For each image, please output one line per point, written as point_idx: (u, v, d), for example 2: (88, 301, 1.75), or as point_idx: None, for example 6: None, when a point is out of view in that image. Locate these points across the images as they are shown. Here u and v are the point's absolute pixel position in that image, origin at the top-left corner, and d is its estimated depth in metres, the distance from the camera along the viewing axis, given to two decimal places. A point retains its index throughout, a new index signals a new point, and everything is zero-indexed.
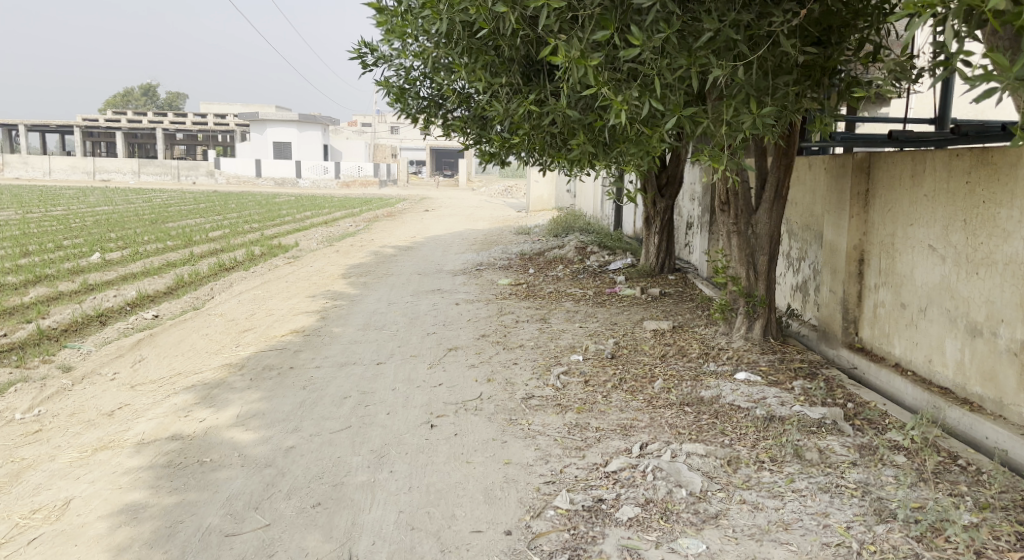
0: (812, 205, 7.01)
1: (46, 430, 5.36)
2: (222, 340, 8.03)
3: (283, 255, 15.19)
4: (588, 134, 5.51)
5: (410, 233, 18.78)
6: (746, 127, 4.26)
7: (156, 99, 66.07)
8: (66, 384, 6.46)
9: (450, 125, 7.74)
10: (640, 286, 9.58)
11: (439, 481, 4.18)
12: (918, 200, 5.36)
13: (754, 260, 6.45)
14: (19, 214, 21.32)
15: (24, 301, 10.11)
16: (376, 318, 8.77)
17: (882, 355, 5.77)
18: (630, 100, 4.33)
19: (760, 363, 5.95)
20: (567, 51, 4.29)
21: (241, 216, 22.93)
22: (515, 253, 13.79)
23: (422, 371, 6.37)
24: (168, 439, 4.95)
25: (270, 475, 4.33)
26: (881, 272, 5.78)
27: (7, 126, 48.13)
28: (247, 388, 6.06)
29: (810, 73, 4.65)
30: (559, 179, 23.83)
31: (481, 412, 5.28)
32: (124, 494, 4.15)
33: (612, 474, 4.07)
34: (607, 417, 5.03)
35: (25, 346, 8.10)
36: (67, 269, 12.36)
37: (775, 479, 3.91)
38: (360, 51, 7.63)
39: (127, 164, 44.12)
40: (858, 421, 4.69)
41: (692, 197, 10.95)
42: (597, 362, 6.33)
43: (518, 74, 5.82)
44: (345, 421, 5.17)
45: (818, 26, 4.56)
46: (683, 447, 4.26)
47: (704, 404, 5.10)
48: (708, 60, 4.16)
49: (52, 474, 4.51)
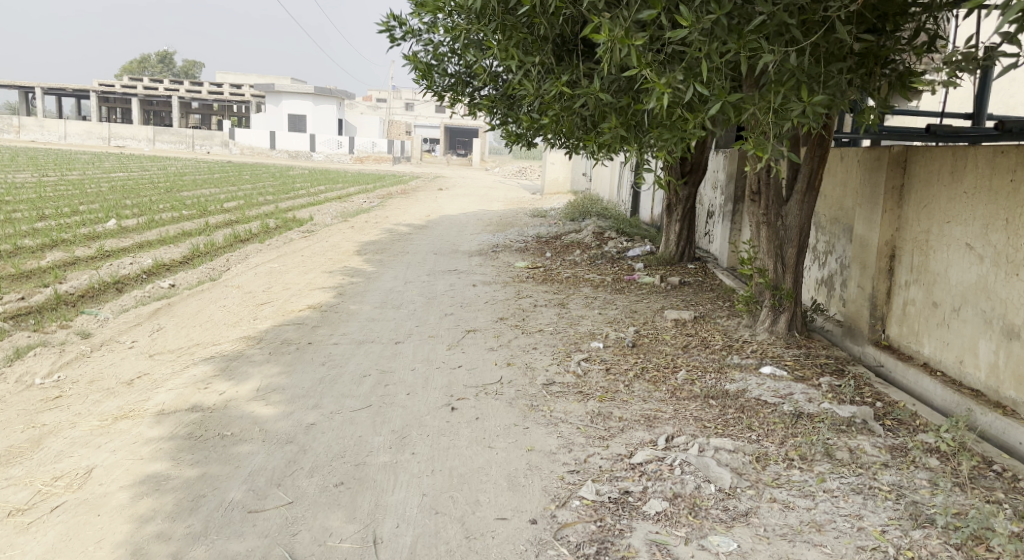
0: (842, 198, 6.89)
1: (67, 397, 5.34)
2: (240, 312, 8.00)
3: (298, 228, 15.14)
4: (619, 118, 5.39)
5: (425, 212, 18.69)
6: (794, 115, 4.14)
7: (173, 66, 65.81)
8: (85, 351, 6.45)
9: (477, 104, 7.64)
10: (659, 274, 9.48)
11: (462, 465, 4.13)
12: (957, 197, 5.24)
13: (782, 252, 6.35)
14: (34, 176, 21.34)
15: (42, 265, 10.10)
16: (393, 297, 8.71)
17: (910, 354, 5.68)
18: (673, 83, 4.22)
19: (785, 358, 5.87)
20: (610, 31, 4.18)
21: (256, 187, 22.87)
22: (531, 236, 13.69)
23: (441, 352, 6.32)
24: (189, 410, 4.92)
25: (292, 452, 4.29)
26: (913, 270, 5.67)
27: (24, 89, 48.16)
28: (266, 362, 6.02)
29: (863, 62, 4.54)
30: (575, 163, 23.68)
31: (503, 396, 5.23)
32: (146, 465, 4.12)
33: (638, 466, 4.01)
34: (630, 407, 4.97)
35: (44, 311, 8.09)
36: (84, 235, 12.35)
37: (806, 477, 3.85)
38: (389, 23, 7.52)
39: (143, 130, 44.11)
40: (889, 421, 4.62)
41: (715, 186, 10.82)
42: (618, 350, 6.26)
43: (551, 53, 5.69)
44: (365, 400, 5.13)
45: (873, 12, 4.43)
46: (710, 440, 4.20)
47: (730, 397, 5.02)
48: (759, 44, 4.04)
49: (73, 441, 4.49)
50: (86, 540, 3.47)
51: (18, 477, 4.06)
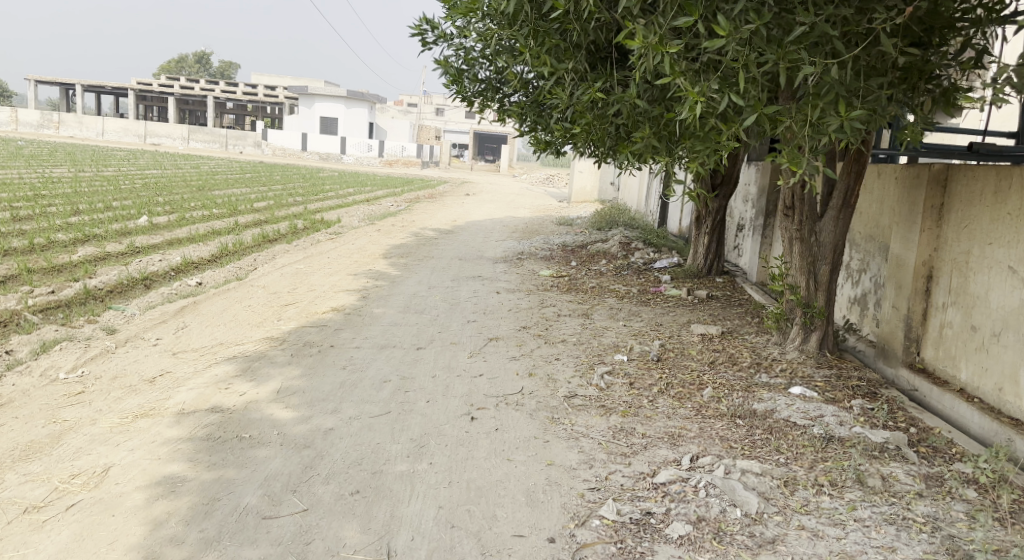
0: (878, 215, 6.71)
1: (89, 393, 5.35)
2: (264, 312, 7.99)
3: (326, 230, 15.18)
4: (652, 127, 5.29)
5: (452, 217, 18.68)
6: (831, 130, 4.01)
7: (210, 67, 66.75)
8: (109, 347, 6.48)
9: (507, 110, 7.59)
10: (686, 287, 9.33)
11: (480, 478, 4.05)
12: (1001, 218, 5.07)
13: (814, 269, 6.18)
14: (71, 172, 21.69)
15: (73, 260, 10.21)
16: (417, 302, 8.66)
17: (946, 379, 5.50)
18: (708, 92, 4.13)
19: (815, 378, 5.71)
20: (644, 38, 4.11)
21: (286, 188, 23.02)
22: (557, 244, 13.59)
23: (462, 360, 6.25)
24: (209, 411, 4.89)
25: (309, 457, 4.23)
26: (950, 291, 5.49)
27: (64, 86, 49.09)
28: (288, 364, 5.99)
29: (905, 76, 4.39)
30: (604, 172, 23.56)
31: (523, 407, 5.14)
32: (164, 466, 4.09)
33: (661, 486, 3.90)
34: (654, 424, 4.85)
35: (72, 305, 8.15)
36: (115, 230, 12.48)
37: (836, 505, 3.72)
38: (421, 27, 7.49)
39: (177, 129, 44.77)
40: (923, 448, 4.46)
41: (746, 199, 10.66)
42: (643, 364, 6.14)
43: (584, 61, 5.61)
44: (385, 406, 5.07)
45: (920, 25, 4.29)
46: (737, 463, 4.08)
47: (758, 417, 4.89)
48: (799, 55, 3.93)
49: (92, 439, 4.48)
50: (99, 540, 3.44)
51: (36, 473, 4.05)
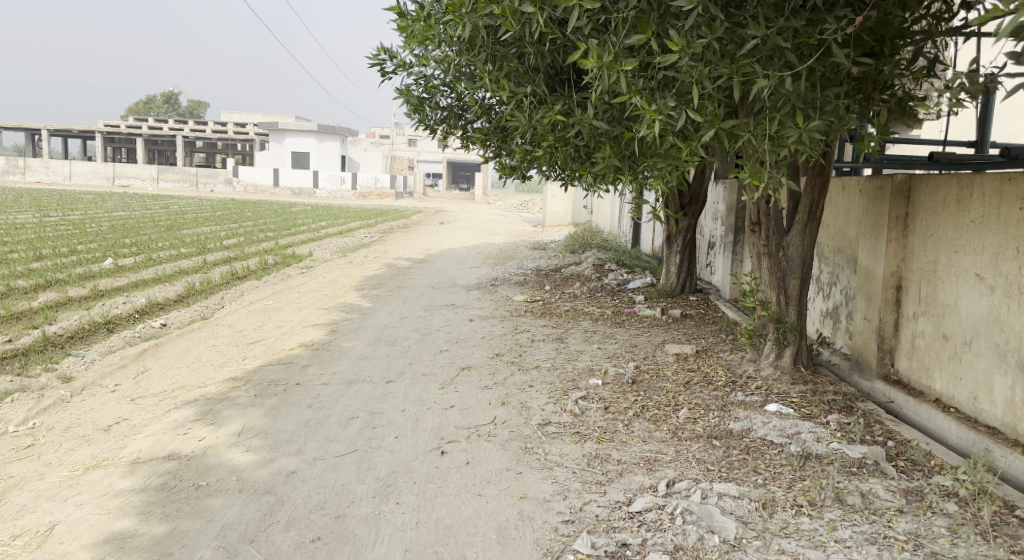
0: (845, 228, 6.69)
1: (39, 445, 5.11)
2: (229, 352, 7.77)
3: (296, 265, 14.95)
4: (613, 147, 5.23)
5: (425, 246, 18.56)
6: (791, 141, 3.97)
7: (178, 107, 66.65)
8: (64, 395, 6.22)
9: (470, 136, 7.52)
10: (661, 306, 9.26)
11: (450, 516, 3.89)
12: (965, 226, 5.04)
13: (784, 284, 6.12)
14: (36, 217, 21.24)
15: (33, 306, 9.92)
16: (388, 333, 8.49)
17: (921, 389, 5.43)
18: (665, 109, 4.07)
19: (791, 395, 5.64)
20: (599, 57, 4.07)
21: (257, 224, 22.76)
22: (531, 268, 13.48)
23: (433, 392, 6.07)
24: (165, 459, 4.67)
25: (269, 503, 4.05)
26: (921, 301, 5.44)
27: (29, 132, 48.49)
28: (251, 405, 5.78)
29: (860, 86, 4.34)
30: (576, 195, 23.57)
31: (496, 438, 4.98)
32: (113, 520, 3.89)
33: (637, 515, 3.76)
34: (629, 449, 4.72)
35: (29, 353, 7.87)
36: (77, 274, 12.18)
37: (816, 526, 3.60)
38: (380, 57, 7.41)
39: (146, 170, 44.33)
40: (902, 462, 4.37)
41: (715, 217, 10.64)
42: (618, 387, 6.01)
43: (542, 84, 5.57)
44: (351, 445, 4.89)
45: (872, 35, 4.24)
46: (714, 486, 3.96)
47: (734, 438, 4.78)
48: (753, 68, 3.89)
49: (39, 495, 4.25)
50: None
51: None
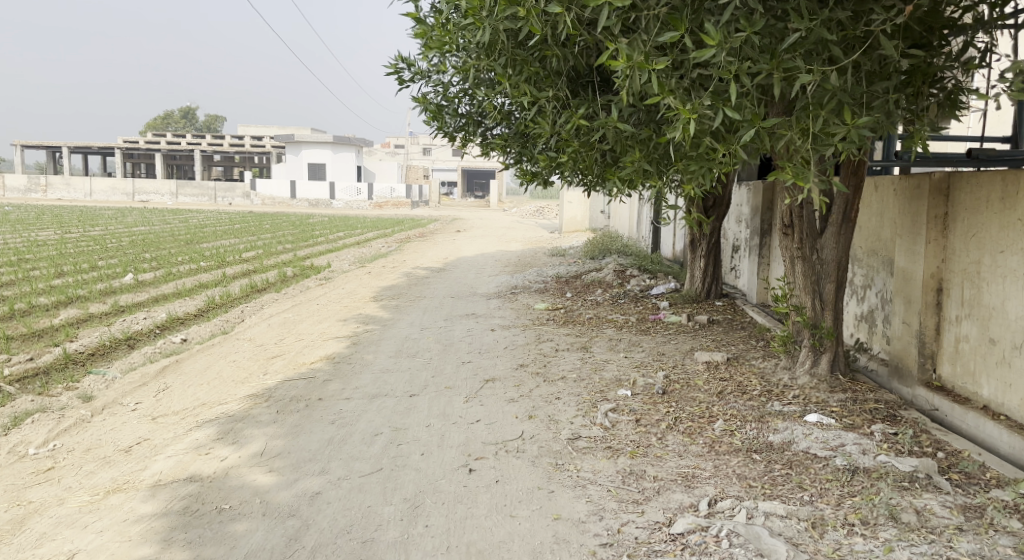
0: (879, 229, 6.46)
1: (59, 468, 5.00)
2: (250, 367, 7.65)
3: (315, 276, 14.86)
4: (641, 150, 5.07)
5: (443, 255, 18.44)
6: (836, 140, 3.80)
7: (196, 121, 67.33)
8: (84, 416, 6.12)
9: (490, 143, 7.38)
10: (686, 313, 9.05)
11: (481, 540, 3.73)
12: (1011, 225, 4.81)
13: (819, 288, 5.90)
14: (59, 234, 21.32)
15: (54, 323, 9.86)
16: (409, 345, 8.35)
17: (967, 396, 5.19)
18: (700, 109, 3.91)
19: (830, 404, 5.42)
20: (629, 57, 3.92)
21: (275, 236, 22.72)
22: (551, 275, 13.31)
23: (458, 406, 5.90)
24: (186, 481, 4.54)
25: (294, 527, 3.91)
26: (964, 304, 5.21)
27: (50, 149, 48.99)
28: (273, 422, 5.65)
29: (909, 80, 4.16)
30: (594, 201, 23.41)
31: (525, 454, 4.81)
32: (134, 549, 3.77)
33: (679, 538, 3.59)
34: (665, 465, 4.53)
35: (51, 372, 7.78)
36: (98, 290, 12.13)
37: (871, 547, 3.41)
38: (397, 66, 7.29)
39: (166, 184, 44.61)
40: (956, 475, 4.16)
41: (739, 220, 10.42)
42: (648, 399, 5.81)
43: (566, 88, 5.41)
44: (376, 463, 4.74)
45: (919, 25, 4.06)
46: (760, 505, 3.78)
47: (775, 451, 4.58)
48: (795, 64, 3.72)
49: (59, 521, 4.13)
50: None
51: None
